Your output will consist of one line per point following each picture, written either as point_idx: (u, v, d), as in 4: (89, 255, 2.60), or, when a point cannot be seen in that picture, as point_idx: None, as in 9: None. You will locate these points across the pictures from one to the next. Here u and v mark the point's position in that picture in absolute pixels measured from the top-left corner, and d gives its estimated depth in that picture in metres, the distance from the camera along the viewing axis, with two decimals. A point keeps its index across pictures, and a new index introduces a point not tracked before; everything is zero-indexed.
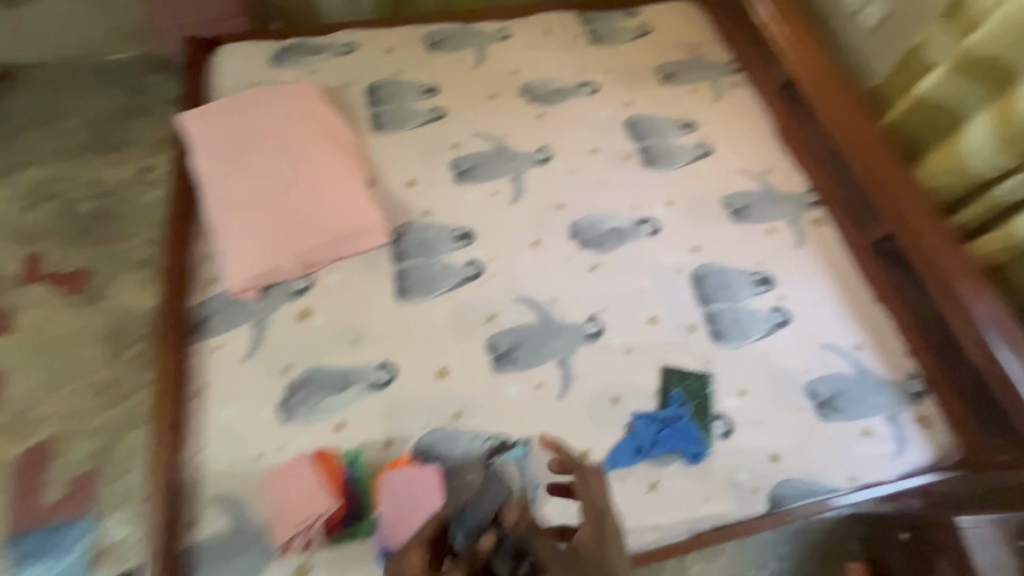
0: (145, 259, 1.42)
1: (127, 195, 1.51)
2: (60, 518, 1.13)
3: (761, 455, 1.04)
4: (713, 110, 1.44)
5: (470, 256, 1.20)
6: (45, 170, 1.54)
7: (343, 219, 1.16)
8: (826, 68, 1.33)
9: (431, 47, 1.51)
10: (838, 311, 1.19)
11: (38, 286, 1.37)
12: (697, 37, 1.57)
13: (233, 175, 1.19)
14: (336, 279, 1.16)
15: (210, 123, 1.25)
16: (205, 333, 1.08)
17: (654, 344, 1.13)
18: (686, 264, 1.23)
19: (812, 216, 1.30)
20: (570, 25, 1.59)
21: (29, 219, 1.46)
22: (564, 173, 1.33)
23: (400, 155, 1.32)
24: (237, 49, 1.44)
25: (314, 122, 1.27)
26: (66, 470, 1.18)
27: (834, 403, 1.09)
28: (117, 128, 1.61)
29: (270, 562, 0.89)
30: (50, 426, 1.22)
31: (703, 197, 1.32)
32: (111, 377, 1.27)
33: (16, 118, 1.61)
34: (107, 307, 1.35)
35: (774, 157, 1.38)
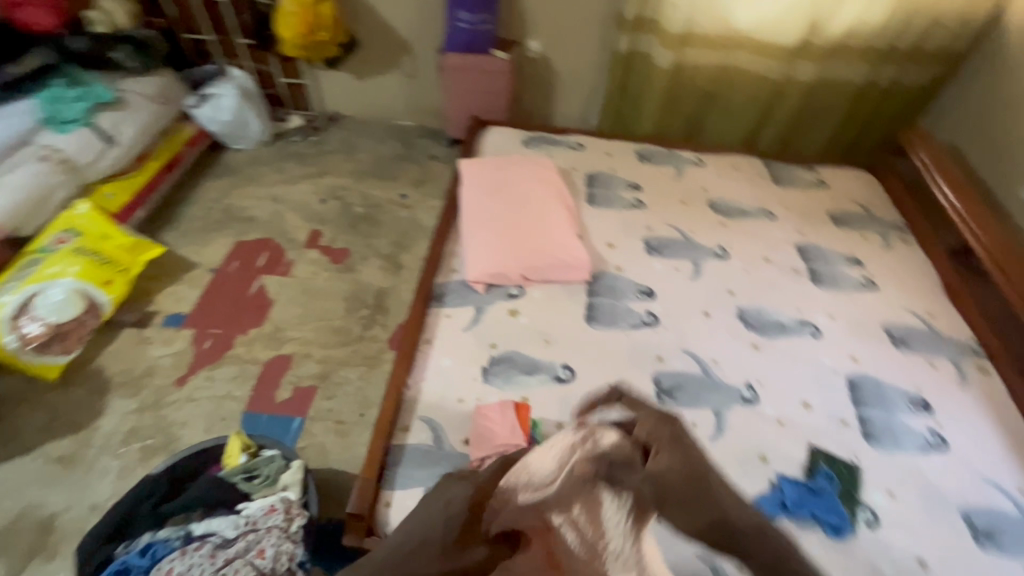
0: (388, 253, 1.86)
1: (387, 209, 2.01)
2: (282, 412, 1.44)
3: (909, 556, 1.05)
4: (881, 255, 1.64)
5: (650, 308, 1.45)
6: (339, 180, 2.11)
7: (556, 250, 1.49)
8: (1005, 247, 1.51)
9: (641, 159, 1.92)
10: (1000, 452, 1.22)
11: (315, 251, 1.85)
12: (871, 197, 1.84)
13: (488, 206, 1.59)
14: (541, 294, 1.45)
15: (479, 168, 1.72)
16: (441, 303, 1.41)
17: (750, 408, 1.27)
18: (845, 369, 1.35)
19: (977, 364, 1.38)
20: (756, 166, 1.93)
21: (321, 208, 2.00)
22: (739, 270, 1.57)
23: (605, 225, 1.66)
24: (500, 130, 1.97)
25: (549, 184, 1.68)
26: (296, 379, 1.50)
27: (994, 536, 1.09)
28: (393, 166, 2.19)
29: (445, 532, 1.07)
30: (295, 345, 1.58)
31: (866, 321, 1.46)
32: (344, 325, 1.64)
33: (330, 145, 2.26)
34: (353, 278, 1.77)
35: (939, 306, 1.51)
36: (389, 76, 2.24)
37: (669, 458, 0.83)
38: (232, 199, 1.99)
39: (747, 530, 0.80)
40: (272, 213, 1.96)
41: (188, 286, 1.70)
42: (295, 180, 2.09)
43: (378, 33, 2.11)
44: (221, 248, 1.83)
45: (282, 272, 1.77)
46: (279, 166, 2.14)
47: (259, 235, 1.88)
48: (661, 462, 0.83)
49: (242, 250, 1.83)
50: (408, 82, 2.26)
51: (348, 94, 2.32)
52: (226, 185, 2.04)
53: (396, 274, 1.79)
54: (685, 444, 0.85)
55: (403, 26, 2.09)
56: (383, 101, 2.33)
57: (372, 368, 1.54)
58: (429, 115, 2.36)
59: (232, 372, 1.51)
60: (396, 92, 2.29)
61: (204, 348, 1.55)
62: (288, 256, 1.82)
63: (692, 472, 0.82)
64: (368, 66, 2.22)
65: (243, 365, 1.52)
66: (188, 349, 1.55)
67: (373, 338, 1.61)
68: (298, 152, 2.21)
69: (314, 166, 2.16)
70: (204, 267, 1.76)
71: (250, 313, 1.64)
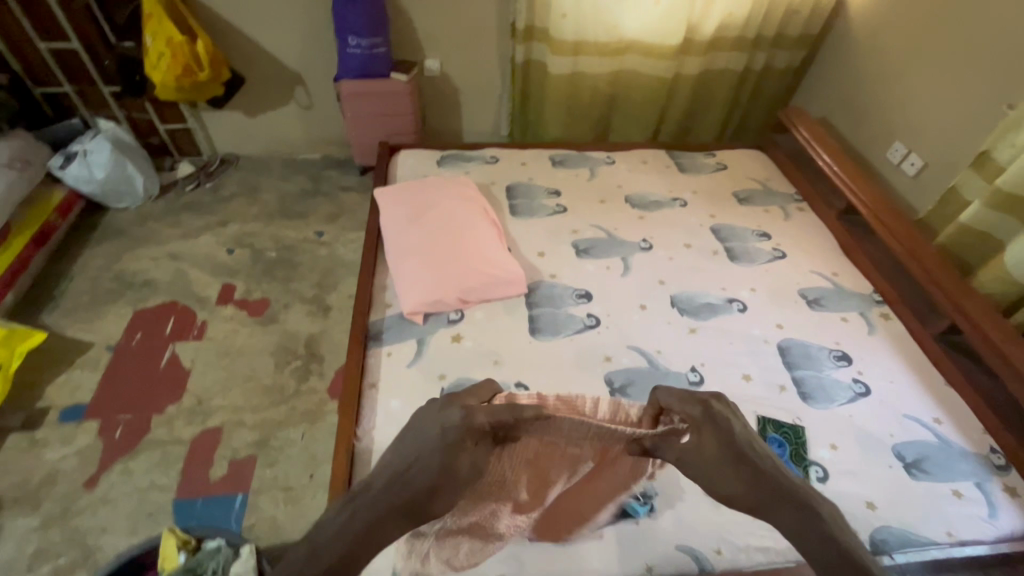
0: (312, 295, 1.75)
1: (304, 250, 1.90)
2: (220, 492, 1.30)
3: (859, 501, 1.14)
4: (784, 225, 1.78)
5: (590, 310, 1.47)
6: (245, 226, 1.96)
7: (489, 267, 1.46)
8: (882, 202, 1.69)
9: (555, 164, 1.96)
10: (913, 387, 1.36)
11: (229, 307, 1.70)
12: (766, 173, 2.00)
13: (412, 232, 1.54)
14: (482, 314, 1.42)
15: (396, 195, 1.66)
16: (380, 342, 1.34)
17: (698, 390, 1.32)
18: (774, 337, 1.44)
19: (880, 311, 1.53)
20: (662, 158, 2.03)
21: (230, 258, 1.85)
22: (664, 259, 1.63)
23: (533, 234, 1.67)
24: (412, 153, 1.92)
25: (471, 200, 1.66)
26: (230, 452, 1.37)
27: (922, 465, 1.21)
28: (303, 203, 2.07)
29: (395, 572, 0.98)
30: (223, 414, 1.44)
31: (783, 288, 1.57)
32: (277, 382, 1.51)
33: (228, 190, 2.09)
34: (279, 329, 1.64)
35: (840, 264, 1.66)
36: (284, 110, 2.12)
37: (710, 442, 0.76)
38: (124, 264, 1.79)
39: (788, 503, 0.74)
40: (173, 273, 1.78)
41: (83, 371, 1.49)
42: (195, 233, 1.92)
43: (265, 67, 1.99)
44: (118, 321, 1.63)
45: (196, 336, 1.61)
46: (173, 220, 1.95)
47: (161, 299, 1.70)
48: (699, 444, 0.76)
49: (143, 319, 1.64)
50: (306, 114, 2.15)
51: (241, 134, 2.16)
52: (113, 249, 1.83)
53: (324, 316, 1.69)
54: (722, 419, 0.77)
55: (291, 58, 1.98)
56: (281, 136, 2.20)
57: (315, 422, 1.44)
58: (333, 145, 2.26)
59: (154, 459, 1.34)
60: (293, 126, 2.18)
61: (115, 438, 1.37)
62: (199, 317, 1.66)
63: (736, 450, 0.75)
64: (259, 102, 2.08)
65: (165, 449, 1.36)
66: (95, 443, 1.35)
67: (310, 390, 1.50)
68: (193, 202, 2.03)
69: (215, 215, 1.99)
70: (100, 346, 1.55)
71: (165, 389, 1.47)
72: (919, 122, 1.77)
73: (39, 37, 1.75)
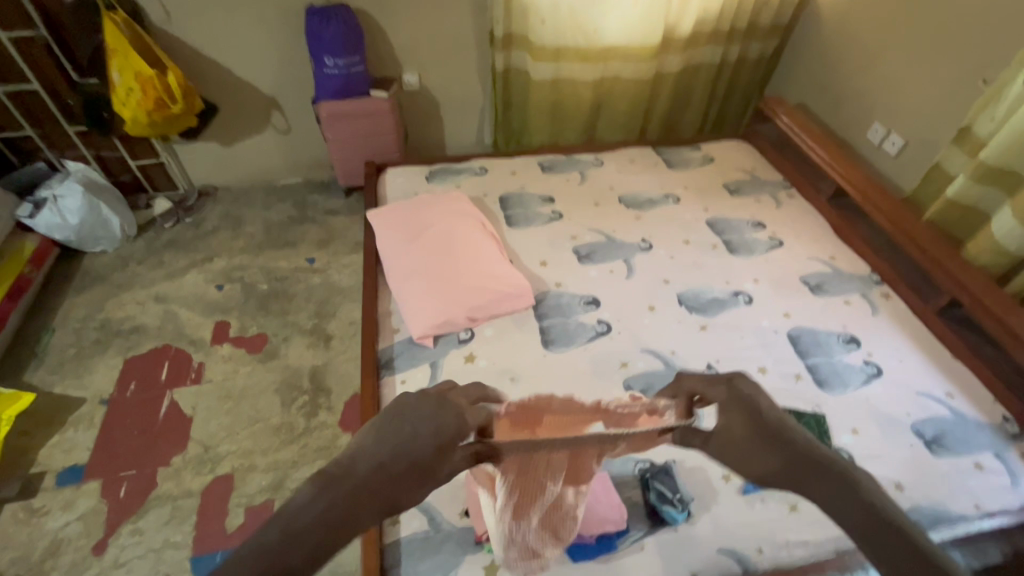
0: (311, 326, 1.70)
1: (297, 279, 1.84)
2: (239, 542, 1.24)
3: (887, 483, 1.15)
4: (777, 213, 1.80)
5: (599, 317, 1.46)
6: (233, 260, 1.90)
7: (495, 282, 1.44)
8: (870, 183, 1.72)
9: (545, 170, 1.94)
10: (922, 364, 1.38)
11: (225, 346, 1.63)
12: (752, 163, 2.02)
13: (411, 253, 1.51)
14: (493, 331, 1.40)
15: (390, 216, 1.63)
16: (392, 370, 1.30)
17: None
18: (782, 326, 1.45)
19: (881, 291, 1.55)
20: (649, 155, 2.04)
21: (220, 295, 1.78)
22: (666, 258, 1.63)
23: (533, 244, 1.65)
24: (399, 170, 1.88)
25: (467, 215, 1.63)
26: (245, 499, 1.31)
27: (941, 441, 1.23)
28: (290, 230, 2.02)
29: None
30: (233, 460, 1.38)
31: (786, 277, 1.59)
32: (285, 421, 1.46)
33: (210, 224, 2.02)
34: (281, 364, 1.59)
35: (836, 248, 1.68)
36: (261, 136, 2.06)
37: (733, 421, 0.71)
38: (108, 311, 1.71)
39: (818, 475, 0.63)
40: (162, 316, 1.71)
41: (78, 429, 1.42)
42: (180, 272, 1.84)
43: (238, 94, 1.93)
44: (108, 372, 1.55)
45: (193, 380, 1.54)
46: (155, 260, 1.87)
47: (153, 344, 1.63)
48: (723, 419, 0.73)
49: (135, 367, 1.56)
50: (285, 139, 2.09)
51: (218, 164, 2.09)
52: (94, 296, 1.74)
53: (327, 347, 1.64)
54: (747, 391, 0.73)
55: (265, 82, 1.92)
56: (260, 163, 2.13)
57: (330, 459, 1.39)
58: (315, 167, 2.20)
59: (164, 515, 1.28)
60: (273, 152, 2.11)
61: (120, 498, 1.30)
62: (195, 360, 1.59)
63: (761, 423, 0.68)
64: (234, 130, 2.02)
65: (175, 503, 1.30)
66: (99, 505, 1.28)
67: (321, 426, 1.45)
68: (174, 239, 1.95)
69: (199, 250, 1.92)
70: (93, 401, 1.48)
71: (168, 439, 1.41)
72: (896, 102, 1.81)
73: None
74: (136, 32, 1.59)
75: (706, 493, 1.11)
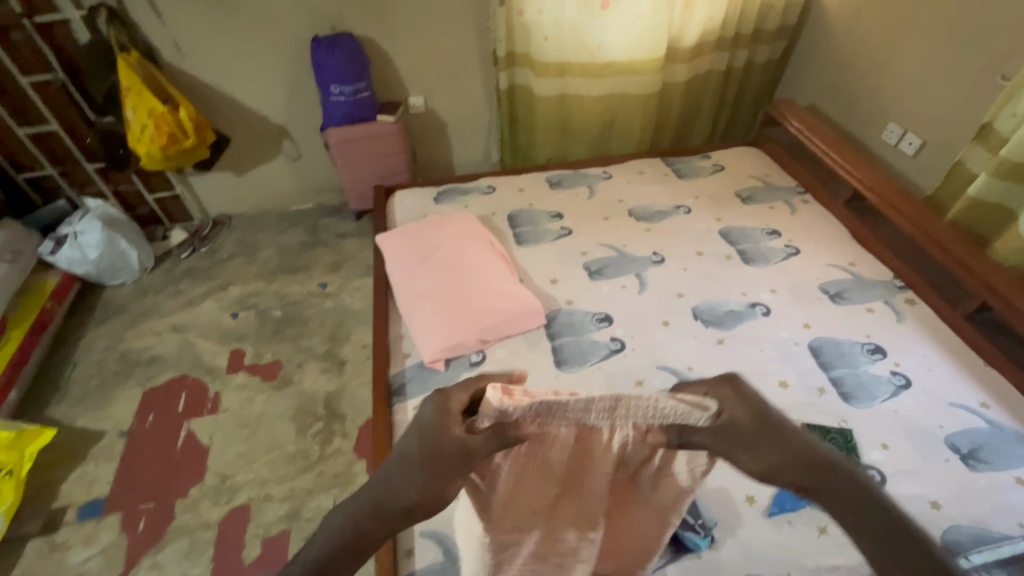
0: (325, 351, 1.70)
1: (310, 304, 1.85)
2: (257, 574, 1.24)
3: (922, 502, 1.09)
4: (792, 220, 1.76)
5: (613, 334, 1.43)
6: (247, 287, 1.92)
7: (506, 303, 1.42)
8: (887, 185, 1.67)
9: (553, 186, 1.93)
10: (953, 373, 1.32)
11: (241, 374, 1.65)
12: (764, 169, 1.98)
13: (420, 276, 1.50)
14: (504, 352, 1.38)
15: (399, 239, 1.63)
16: (404, 396, 1.29)
17: None
18: (803, 338, 1.41)
19: (905, 297, 1.50)
20: (658, 166, 2.02)
21: (235, 322, 1.80)
22: (678, 270, 1.60)
23: (543, 261, 1.63)
24: (408, 192, 1.89)
25: (476, 235, 1.62)
26: (262, 530, 1.31)
27: (979, 455, 1.17)
28: (303, 255, 2.04)
29: None
30: (249, 490, 1.38)
31: (805, 287, 1.54)
32: (301, 448, 1.46)
33: (225, 252, 2.05)
34: (296, 391, 1.59)
35: (855, 254, 1.63)
36: (273, 164, 2.09)
37: (711, 438, 0.62)
38: (127, 343, 1.73)
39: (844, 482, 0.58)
40: (180, 346, 1.73)
41: (98, 462, 1.43)
42: (196, 301, 1.87)
43: (249, 125, 1.97)
44: (128, 404, 1.57)
45: (210, 409, 1.55)
46: (172, 290, 1.91)
47: (171, 374, 1.65)
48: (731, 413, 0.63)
49: (154, 398, 1.58)
50: (295, 166, 2.12)
51: (232, 193, 2.13)
52: (114, 328, 1.78)
53: (340, 372, 1.64)
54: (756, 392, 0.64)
55: (274, 112, 1.96)
56: (273, 191, 2.17)
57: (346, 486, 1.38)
58: (326, 192, 2.23)
59: (183, 548, 1.28)
60: (284, 179, 2.15)
61: (139, 531, 1.31)
62: (212, 389, 1.60)
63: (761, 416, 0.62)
64: (246, 159, 2.05)
65: (193, 535, 1.30)
66: (120, 538, 1.29)
67: (336, 452, 1.45)
68: (191, 269, 1.99)
69: (214, 279, 1.95)
70: (113, 433, 1.50)
71: (186, 470, 1.42)
72: (911, 101, 1.76)
73: (16, 123, 1.71)
74: (148, 70, 1.64)
75: (729, 516, 1.07)
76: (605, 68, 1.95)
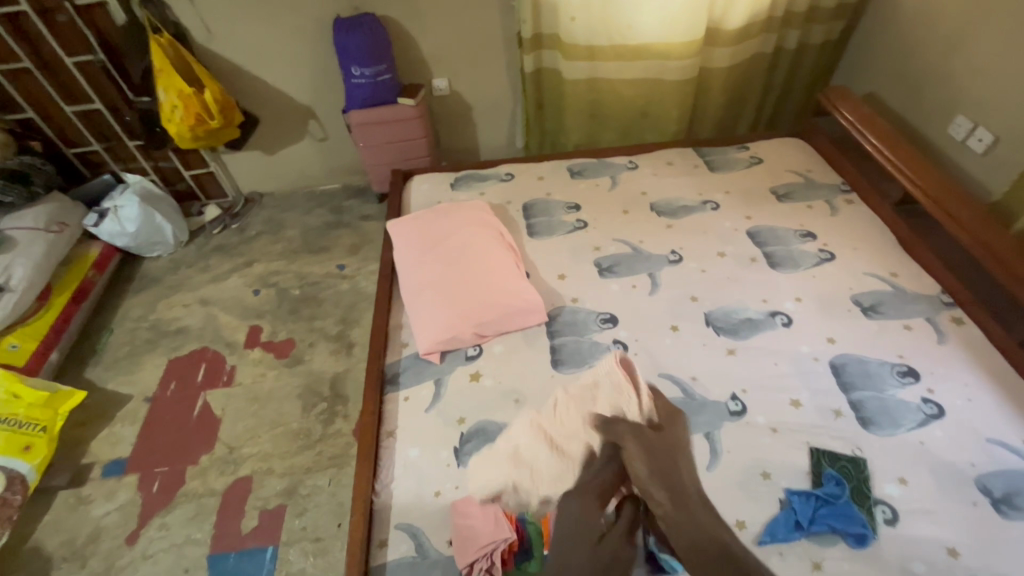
0: (336, 333, 1.74)
1: (327, 285, 1.89)
2: (252, 544, 1.30)
3: (937, 548, 0.99)
4: (831, 222, 1.61)
5: (616, 336, 1.37)
6: (270, 265, 1.98)
7: (508, 298, 1.39)
8: (945, 187, 1.49)
9: (574, 175, 1.86)
10: (996, 404, 1.18)
11: (256, 350, 1.71)
12: (808, 163, 1.82)
13: (425, 265, 1.49)
14: (501, 348, 1.35)
15: (409, 226, 1.62)
16: (396, 385, 1.30)
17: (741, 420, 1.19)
18: (824, 353, 1.30)
19: (951, 315, 1.34)
20: (689, 157, 1.90)
21: (256, 299, 1.87)
22: (696, 272, 1.51)
23: (553, 255, 1.58)
24: (425, 177, 1.88)
25: (486, 225, 1.59)
26: (261, 502, 1.37)
27: (1014, 501, 1.04)
28: (325, 236, 2.08)
29: None
30: (253, 463, 1.44)
31: (835, 297, 1.41)
32: (304, 426, 1.51)
33: (254, 230, 2.13)
34: (305, 370, 1.64)
35: (900, 263, 1.48)
36: (300, 145, 2.13)
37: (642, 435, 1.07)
38: (158, 313, 1.84)
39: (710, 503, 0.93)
40: (204, 319, 1.82)
41: (123, 424, 1.54)
42: (223, 276, 1.95)
43: (276, 105, 2.00)
44: (154, 371, 1.67)
45: (226, 382, 1.63)
46: (202, 264, 2.00)
47: (194, 346, 1.74)
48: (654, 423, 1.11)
49: (177, 367, 1.68)
50: (322, 147, 2.15)
51: (262, 172, 2.19)
52: (148, 299, 1.89)
53: (348, 354, 1.68)
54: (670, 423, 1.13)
55: (301, 93, 1.98)
56: (301, 171, 2.21)
57: (342, 467, 1.42)
58: (352, 174, 2.26)
59: (189, 512, 1.36)
60: (311, 159, 2.18)
61: (153, 492, 1.40)
62: (228, 363, 1.68)
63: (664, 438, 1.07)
64: (275, 139, 2.10)
65: (199, 501, 1.38)
66: (135, 497, 1.39)
67: (336, 433, 1.49)
68: (221, 245, 2.07)
69: (241, 256, 2.03)
70: (138, 398, 1.60)
71: (199, 438, 1.50)
72: (985, 92, 1.55)
73: (64, 102, 1.82)
74: (179, 52, 1.69)
75: None
76: (637, 51, 1.83)
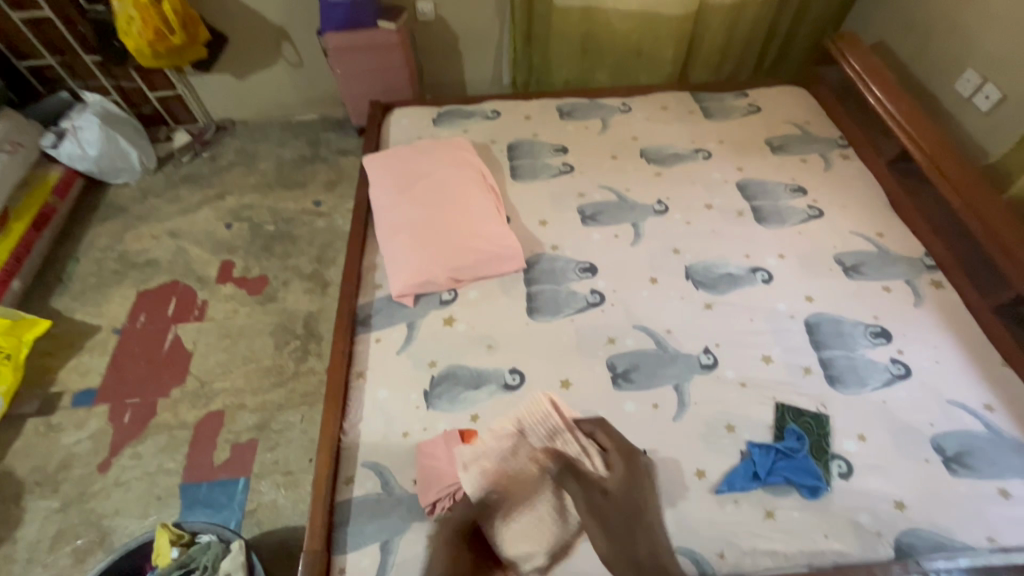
0: (311, 271, 1.70)
1: (302, 222, 1.83)
2: (224, 475, 1.32)
3: (885, 500, 1.03)
4: (824, 177, 1.56)
5: (593, 286, 1.35)
6: (243, 199, 1.90)
7: (485, 243, 1.35)
8: (943, 145, 1.44)
9: (563, 116, 1.77)
10: (961, 368, 1.20)
11: (228, 285, 1.67)
12: (806, 115, 1.75)
13: (400, 204, 1.43)
14: (476, 294, 1.33)
15: (386, 162, 1.55)
16: (368, 327, 1.28)
17: (711, 374, 1.20)
18: (801, 311, 1.29)
19: (931, 278, 1.34)
20: (685, 102, 1.80)
21: (228, 233, 1.80)
22: (680, 224, 1.47)
23: (535, 200, 1.53)
24: (406, 111, 1.77)
25: (466, 165, 1.51)
26: (233, 436, 1.38)
27: (965, 460, 1.07)
28: (300, 170, 1.98)
29: (384, 542, 0.99)
30: (225, 398, 1.44)
31: (818, 255, 1.39)
32: (276, 363, 1.50)
33: (225, 160, 2.02)
34: (278, 308, 1.61)
35: (887, 223, 1.45)
36: (274, 69, 1.99)
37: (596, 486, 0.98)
38: (126, 244, 1.77)
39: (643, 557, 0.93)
40: (174, 251, 1.76)
41: (92, 355, 1.52)
42: (193, 208, 1.87)
43: (246, 23, 1.84)
44: (122, 303, 1.63)
45: (197, 316, 1.60)
46: (171, 194, 1.91)
47: (163, 279, 1.69)
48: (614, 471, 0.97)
49: (146, 300, 1.64)
50: (297, 72, 2.01)
51: (233, 97, 2.06)
52: (114, 228, 1.81)
53: (323, 294, 1.64)
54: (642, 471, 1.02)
55: (272, 10, 1.83)
56: (275, 98, 2.08)
57: (314, 406, 1.42)
58: (330, 104, 2.13)
59: (160, 443, 1.37)
60: (286, 86, 2.05)
61: (124, 422, 1.40)
62: (199, 298, 1.64)
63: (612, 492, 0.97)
64: (245, 62, 1.95)
65: (171, 432, 1.38)
66: (106, 427, 1.39)
67: (309, 371, 1.48)
68: (191, 174, 1.97)
69: (212, 187, 1.94)
70: (106, 330, 1.57)
71: (169, 372, 1.49)
72: (997, 45, 1.47)
73: (8, 5, 1.65)
74: None
75: (673, 486, 1.04)
76: None
